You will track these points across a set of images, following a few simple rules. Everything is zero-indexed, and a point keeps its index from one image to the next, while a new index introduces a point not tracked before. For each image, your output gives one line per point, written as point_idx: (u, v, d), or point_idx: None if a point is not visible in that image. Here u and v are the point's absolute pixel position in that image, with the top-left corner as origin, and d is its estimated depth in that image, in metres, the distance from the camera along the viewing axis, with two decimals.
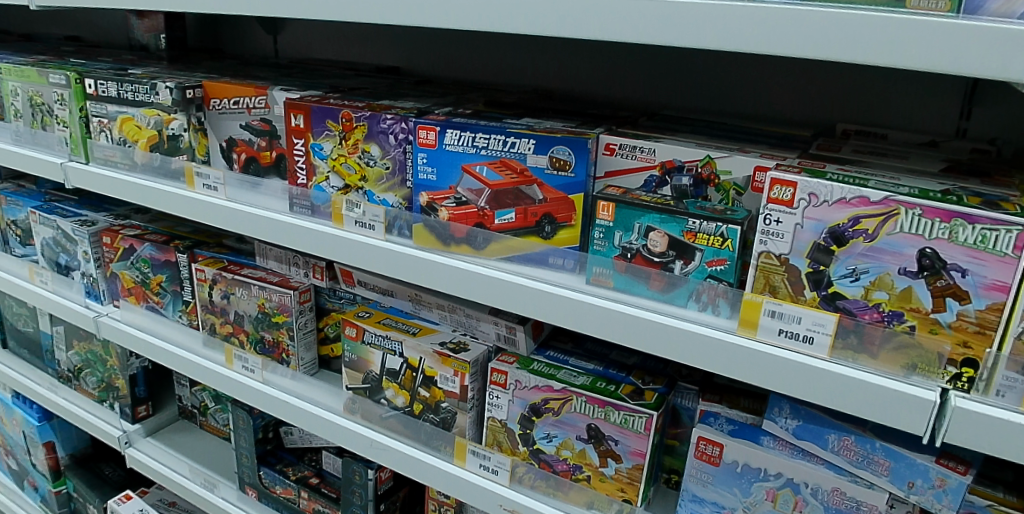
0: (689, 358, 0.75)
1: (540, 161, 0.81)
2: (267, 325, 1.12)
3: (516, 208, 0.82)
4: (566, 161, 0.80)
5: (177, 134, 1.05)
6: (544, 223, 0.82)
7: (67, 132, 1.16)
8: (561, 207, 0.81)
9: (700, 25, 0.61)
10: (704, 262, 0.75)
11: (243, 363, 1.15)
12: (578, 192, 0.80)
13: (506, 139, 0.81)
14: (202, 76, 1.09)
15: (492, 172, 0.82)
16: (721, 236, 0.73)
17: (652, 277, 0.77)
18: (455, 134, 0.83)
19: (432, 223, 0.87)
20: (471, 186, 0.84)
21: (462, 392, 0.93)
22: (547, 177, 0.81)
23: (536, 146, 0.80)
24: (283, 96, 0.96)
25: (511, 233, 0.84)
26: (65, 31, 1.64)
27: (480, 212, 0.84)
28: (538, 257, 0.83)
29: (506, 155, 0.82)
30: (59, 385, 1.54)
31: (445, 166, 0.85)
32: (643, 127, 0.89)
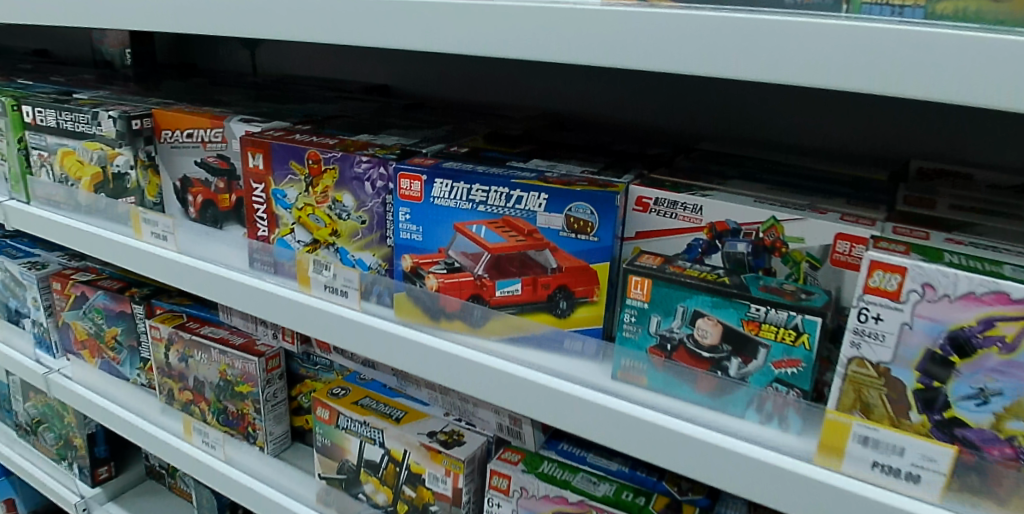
0: (741, 489, 0.56)
1: (553, 221, 0.64)
2: (230, 395, 0.94)
3: (523, 279, 0.65)
4: (588, 222, 0.62)
5: (122, 172, 0.89)
6: (558, 299, 0.65)
7: (5, 166, 1.00)
8: (580, 280, 0.64)
9: (763, 49, 0.44)
10: (770, 362, 0.57)
11: (203, 438, 0.98)
12: (602, 261, 0.63)
13: (511, 193, 0.64)
14: (155, 102, 0.93)
15: (492, 233, 0.65)
16: (794, 329, 0.56)
17: (699, 378, 0.59)
18: (445, 185, 0.66)
19: (418, 293, 0.70)
20: (466, 249, 0.67)
21: (454, 496, 0.75)
22: (562, 240, 0.64)
23: (550, 202, 0.63)
24: (242, 130, 0.80)
25: (516, 308, 0.67)
26: (31, 45, 1.49)
27: (478, 282, 0.67)
28: (551, 339, 0.66)
29: (510, 213, 0.65)
30: (17, 441, 1.37)
31: (434, 224, 0.68)
32: (681, 170, 0.71)
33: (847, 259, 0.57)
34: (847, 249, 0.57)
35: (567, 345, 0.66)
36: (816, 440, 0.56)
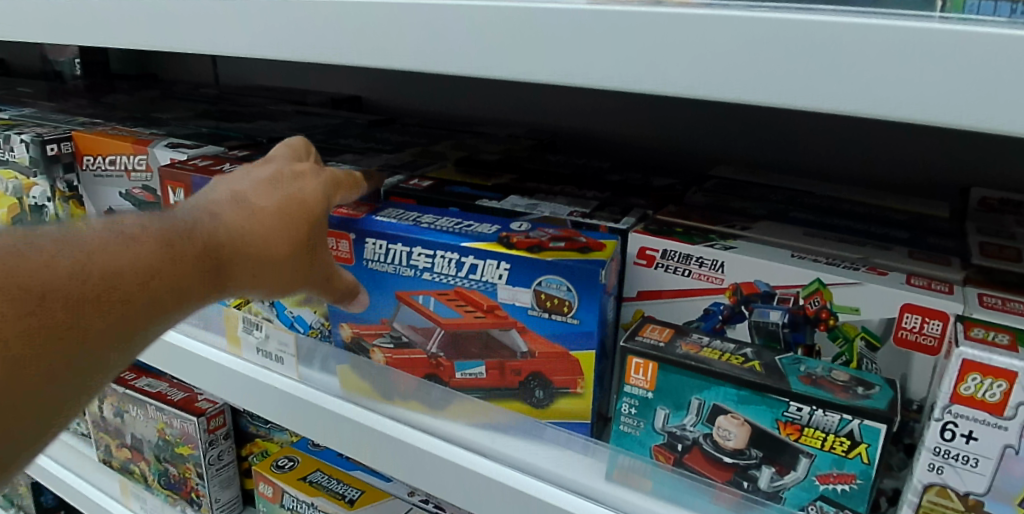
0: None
1: (519, 296, 0.50)
2: (170, 457, 0.80)
3: (488, 361, 0.52)
4: (565, 300, 0.48)
5: (40, 203, 0.76)
6: (533, 388, 0.51)
7: None
8: (560, 367, 0.50)
9: (803, 65, 0.30)
10: (814, 474, 0.43)
11: (142, 504, 0.83)
12: (585, 348, 0.49)
13: (462, 259, 0.51)
14: (80, 122, 0.80)
15: (444, 305, 0.52)
16: (849, 437, 0.41)
17: (720, 489, 0.45)
18: (379, 246, 0.53)
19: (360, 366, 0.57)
20: (414, 321, 0.54)
21: None
22: (532, 320, 0.50)
23: (512, 273, 0.49)
24: (168, 157, 0.68)
25: (480, 394, 0.53)
26: None
27: (432, 362, 0.54)
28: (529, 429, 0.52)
29: (464, 283, 0.51)
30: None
31: (371, 290, 0.55)
32: (696, 208, 0.57)
33: (918, 338, 0.43)
34: (916, 325, 0.43)
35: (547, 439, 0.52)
36: None
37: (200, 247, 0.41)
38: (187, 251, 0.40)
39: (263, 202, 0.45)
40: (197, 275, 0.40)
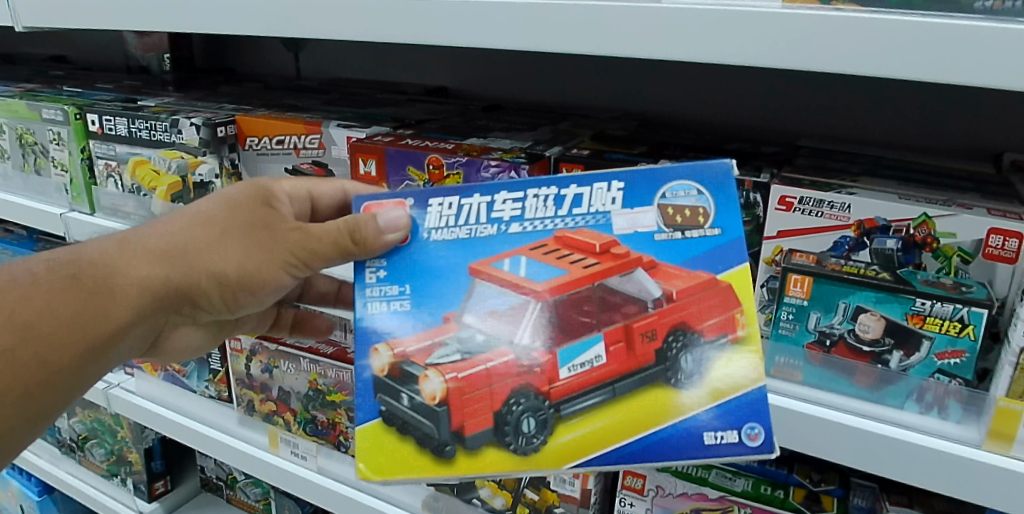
0: (902, 475, 0.58)
1: (641, 223, 0.54)
2: (320, 405, 0.90)
3: (607, 331, 0.53)
4: (701, 208, 0.53)
5: (205, 181, 0.85)
6: (678, 357, 0.52)
7: (66, 177, 0.95)
8: (709, 307, 0.52)
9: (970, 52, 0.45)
10: (933, 353, 0.59)
11: (291, 448, 0.93)
12: (731, 267, 0.53)
13: (561, 194, 0.55)
14: (233, 108, 0.90)
15: (539, 260, 0.54)
16: (959, 321, 0.57)
17: (859, 371, 0.61)
18: (442, 210, 0.56)
19: (410, 415, 0.54)
20: (494, 306, 0.54)
21: (584, 497, 0.75)
22: (660, 244, 0.53)
23: (627, 194, 0.54)
24: (344, 136, 0.78)
25: (589, 401, 0.52)
26: (54, 52, 1.51)
27: (524, 367, 0.54)
28: (680, 436, 0.51)
29: (563, 227, 0.55)
30: (60, 457, 1.26)
31: (437, 272, 0.55)
32: (806, 168, 0.72)
33: (1000, 253, 0.59)
34: (999, 243, 0.59)
35: (710, 442, 0.51)
36: (982, 428, 0.57)
37: (58, 272, 0.60)
38: (49, 270, 0.60)
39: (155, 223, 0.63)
40: (66, 278, 0.59)
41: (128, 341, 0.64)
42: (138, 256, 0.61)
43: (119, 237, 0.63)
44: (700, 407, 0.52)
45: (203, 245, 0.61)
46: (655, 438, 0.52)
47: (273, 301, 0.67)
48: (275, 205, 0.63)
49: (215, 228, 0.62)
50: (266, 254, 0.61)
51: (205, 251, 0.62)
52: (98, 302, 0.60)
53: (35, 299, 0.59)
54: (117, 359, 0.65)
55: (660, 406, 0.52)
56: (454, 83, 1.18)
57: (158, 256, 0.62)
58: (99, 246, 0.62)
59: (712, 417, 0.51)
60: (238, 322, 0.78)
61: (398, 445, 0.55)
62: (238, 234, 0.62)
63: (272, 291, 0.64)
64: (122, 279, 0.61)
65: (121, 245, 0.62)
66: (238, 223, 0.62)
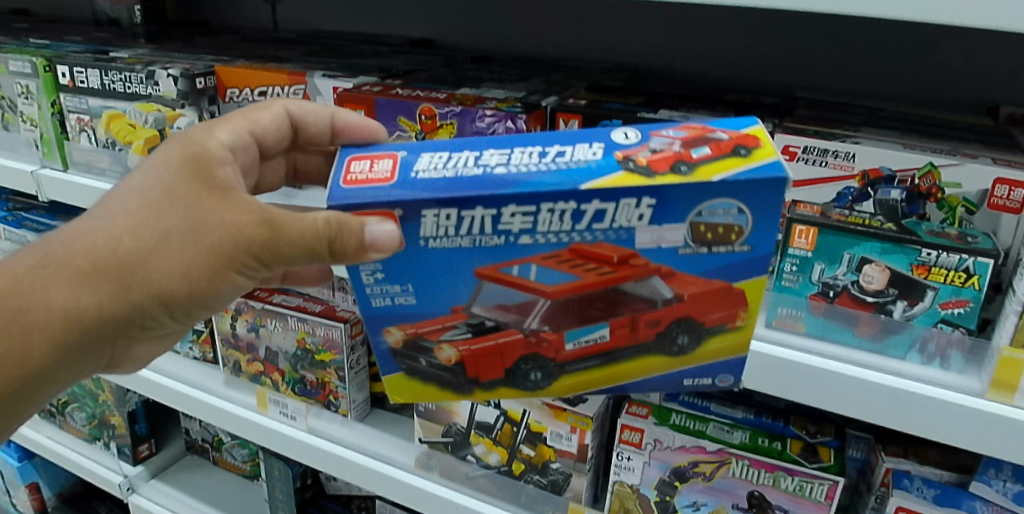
0: (901, 424, 0.59)
1: (666, 239, 0.47)
2: (309, 364, 0.88)
3: (612, 320, 0.51)
4: (737, 226, 0.46)
5: None
6: (675, 335, 0.51)
7: (35, 132, 0.91)
8: (713, 304, 0.49)
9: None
10: (936, 304, 0.59)
11: (280, 409, 0.91)
12: (749, 277, 0.48)
13: (581, 209, 0.46)
14: (211, 59, 0.86)
15: (549, 268, 0.48)
16: (965, 271, 0.57)
17: (862, 322, 0.60)
18: (437, 219, 0.47)
19: (431, 371, 0.55)
20: (503, 302, 0.51)
21: (581, 453, 0.75)
22: (682, 260, 0.47)
23: (657, 211, 0.45)
24: (331, 86, 0.75)
25: (593, 359, 0.54)
26: (14, 4, 1.44)
27: (533, 339, 0.53)
28: (666, 383, 0.54)
29: (580, 240, 0.47)
30: (40, 422, 1.23)
31: (437, 275, 0.50)
32: (808, 118, 0.71)
33: (1005, 203, 0.59)
34: (1005, 193, 0.59)
35: (687, 383, 0.54)
36: (982, 378, 0.58)
37: None
38: None
39: (78, 226, 0.52)
40: None
41: (63, 369, 0.57)
42: (60, 278, 0.52)
43: (36, 256, 0.53)
44: (687, 366, 0.53)
45: (141, 258, 0.51)
46: (643, 384, 0.55)
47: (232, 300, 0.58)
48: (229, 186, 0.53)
49: (154, 232, 0.51)
50: (217, 261, 0.52)
51: (149, 260, 0.52)
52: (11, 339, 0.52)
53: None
54: (53, 387, 0.58)
55: (652, 367, 0.53)
56: (440, 35, 1.14)
57: (85, 276, 0.52)
58: (14, 270, 0.53)
59: (696, 371, 0.53)
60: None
61: (421, 388, 0.57)
62: (184, 236, 0.52)
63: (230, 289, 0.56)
64: (43, 310, 0.52)
65: (39, 266, 0.52)
66: (181, 225, 0.51)
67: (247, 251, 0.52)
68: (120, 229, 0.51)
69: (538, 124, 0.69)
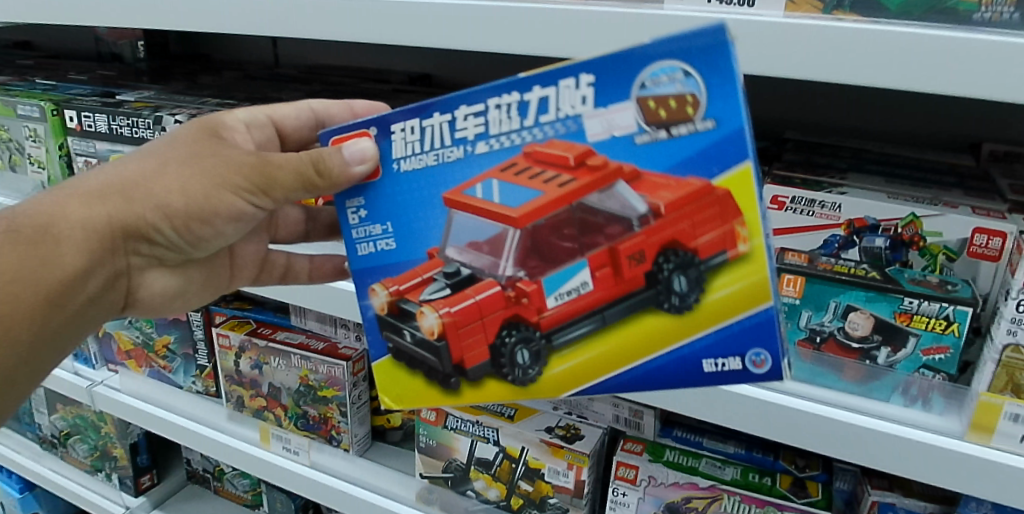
0: (884, 464, 0.61)
1: (617, 125, 0.43)
2: (312, 400, 0.90)
3: (591, 256, 0.48)
4: (689, 94, 0.41)
5: None
6: (669, 279, 0.46)
7: (43, 174, 0.93)
8: (704, 219, 0.43)
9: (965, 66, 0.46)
10: (918, 350, 0.62)
11: (283, 444, 0.93)
12: (729, 167, 0.42)
13: (525, 100, 0.44)
14: (217, 103, 0.88)
15: (509, 183, 0.47)
16: (946, 319, 0.59)
17: (848, 366, 0.63)
18: (405, 136, 0.50)
19: (414, 350, 0.55)
20: (474, 238, 0.50)
21: (577, 489, 0.76)
22: (644, 150, 0.43)
23: (598, 90, 0.43)
24: None
25: (579, 324, 0.50)
26: (16, 39, 1.46)
27: (512, 295, 0.52)
28: (674, 361, 0.48)
29: (532, 140, 0.45)
30: (42, 453, 1.25)
31: (411, 208, 0.52)
32: (796, 165, 0.74)
33: (983, 251, 0.61)
34: (983, 242, 0.61)
35: (710, 370, 0.47)
36: (963, 420, 0.60)
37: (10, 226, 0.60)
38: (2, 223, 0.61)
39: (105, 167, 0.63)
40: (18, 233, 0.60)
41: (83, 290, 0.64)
42: (86, 203, 0.61)
43: (68, 188, 0.63)
44: (700, 331, 0.46)
45: (151, 180, 0.61)
46: (653, 366, 0.48)
47: (236, 233, 0.65)
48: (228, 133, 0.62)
49: (162, 161, 0.61)
50: (213, 183, 0.60)
51: (156, 183, 0.61)
52: (43, 253, 0.61)
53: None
54: (82, 313, 0.65)
55: (654, 332, 0.48)
56: (440, 70, 1.17)
57: (104, 195, 0.61)
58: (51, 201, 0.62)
59: (709, 345, 0.46)
60: (235, 273, 0.75)
61: (410, 379, 0.57)
62: (186, 161, 0.60)
63: (229, 222, 0.63)
64: (70, 229, 0.61)
65: (71, 197, 0.62)
66: (186, 153, 0.61)
67: (241, 173, 0.59)
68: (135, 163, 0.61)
69: None
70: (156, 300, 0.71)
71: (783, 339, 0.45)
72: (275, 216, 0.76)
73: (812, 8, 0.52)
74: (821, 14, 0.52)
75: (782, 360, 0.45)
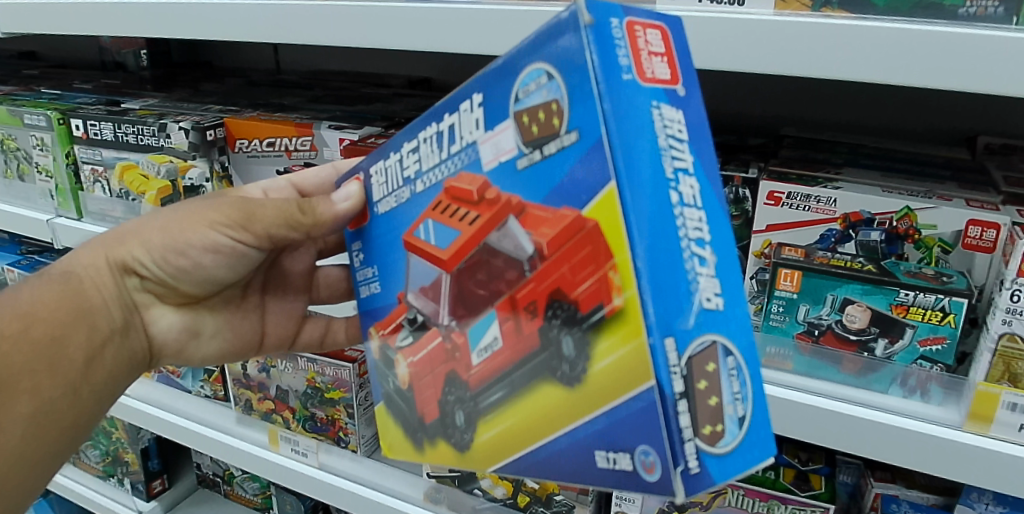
0: (885, 456, 0.61)
1: (502, 149, 0.39)
2: (319, 402, 0.91)
3: (497, 307, 0.41)
4: (554, 102, 0.36)
5: (196, 185, 0.85)
6: (558, 339, 0.38)
7: (50, 182, 0.95)
8: (580, 265, 0.36)
9: (955, 57, 0.47)
10: (916, 341, 0.62)
11: (292, 446, 0.94)
12: (597, 194, 0.35)
13: (441, 130, 0.43)
14: (220, 110, 0.89)
15: (437, 224, 0.44)
16: (941, 310, 0.60)
17: (845, 359, 0.65)
18: (377, 178, 0.51)
19: (395, 396, 0.53)
20: (423, 282, 0.47)
21: (582, 485, 0.77)
22: (527, 175, 0.38)
23: (488, 109, 0.40)
24: (336, 136, 0.78)
25: (495, 388, 0.42)
26: (21, 50, 1.49)
27: (450, 347, 0.45)
28: (577, 447, 0.39)
29: (448, 174, 0.43)
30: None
31: (386, 252, 0.51)
32: (791, 161, 0.75)
33: (978, 242, 0.62)
34: (977, 233, 0.62)
35: (603, 465, 0.39)
36: (962, 410, 0.61)
37: (31, 278, 0.63)
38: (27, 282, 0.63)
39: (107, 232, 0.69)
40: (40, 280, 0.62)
41: (116, 326, 0.65)
42: (94, 248, 0.66)
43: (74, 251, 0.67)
44: (590, 415, 0.38)
45: (143, 223, 0.66)
46: (555, 451, 0.41)
47: (217, 265, 0.66)
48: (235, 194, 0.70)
49: (156, 212, 0.67)
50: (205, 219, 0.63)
51: (150, 225, 0.66)
52: (68, 292, 0.63)
53: (23, 296, 0.60)
54: (115, 351, 0.65)
55: (558, 406, 0.40)
56: (439, 74, 1.19)
57: (102, 244, 0.66)
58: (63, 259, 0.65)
59: (602, 431, 0.38)
60: (266, 337, 0.78)
61: (394, 429, 0.54)
62: (177, 207, 0.66)
63: (207, 252, 0.64)
64: (83, 268, 0.64)
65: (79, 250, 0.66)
66: (178, 204, 0.67)
67: (218, 212, 0.62)
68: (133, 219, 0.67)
69: None
70: (173, 346, 0.71)
71: (666, 435, 0.35)
72: (313, 286, 0.80)
73: (802, 5, 0.53)
74: (810, 11, 0.53)
75: (671, 469, 0.35)
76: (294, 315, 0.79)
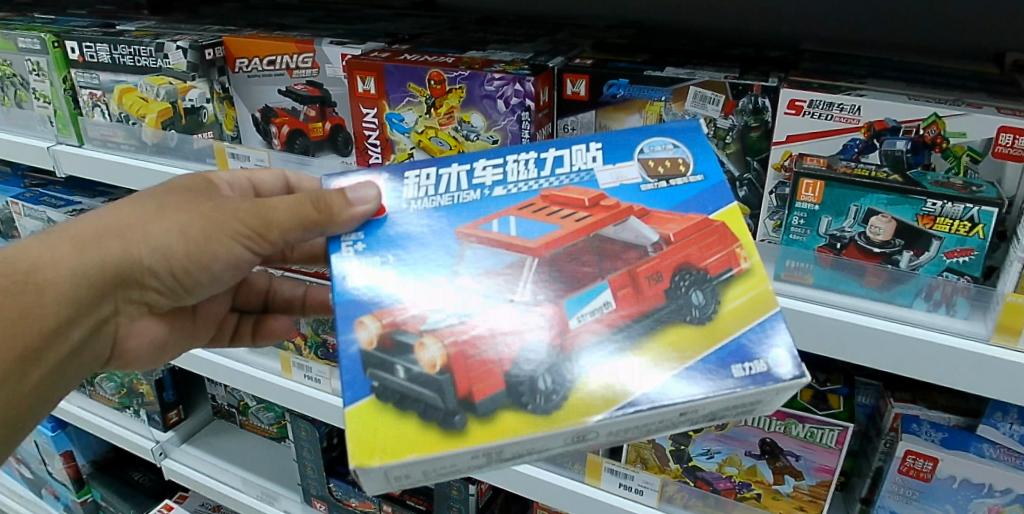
0: (903, 369, 0.61)
1: (625, 177, 0.53)
2: (330, 328, 0.91)
3: (611, 279, 0.47)
4: (680, 159, 0.53)
5: (197, 106, 0.83)
6: (689, 293, 0.46)
7: (48, 108, 0.92)
8: (708, 247, 0.48)
9: None
10: (942, 252, 0.60)
11: (305, 372, 0.94)
12: (721, 208, 0.51)
13: (541, 157, 0.55)
14: (218, 29, 0.86)
15: (524, 220, 0.51)
16: (970, 221, 0.58)
17: (868, 272, 0.62)
18: (416, 178, 0.55)
19: (408, 387, 0.44)
20: (489, 265, 0.48)
21: None
22: (648, 195, 0.52)
23: (605, 152, 0.55)
24: (338, 53, 0.75)
25: (593, 348, 0.45)
26: None
27: (529, 322, 0.46)
28: (707, 370, 0.43)
29: (550, 187, 0.53)
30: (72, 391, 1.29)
31: (410, 242, 0.51)
32: (813, 72, 0.71)
33: (1010, 151, 0.59)
34: (1009, 141, 0.59)
35: (740, 375, 0.43)
36: (989, 324, 0.59)
37: None
38: None
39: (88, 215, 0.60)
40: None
41: (72, 341, 0.62)
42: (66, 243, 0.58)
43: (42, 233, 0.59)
44: (723, 340, 0.45)
45: (137, 222, 0.59)
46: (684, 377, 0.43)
47: (233, 278, 0.63)
48: (219, 189, 0.62)
49: (156, 204, 0.59)
50: (214, 229, 0.58)
51: (145, 225, 0.59)
52: (24, 303, 0.57)
53: None
54: (65, 364, 0.63)
55: (683, 344, 0.45)
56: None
57: (77, 239, 0.59)
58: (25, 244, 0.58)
59: (734, 351, 0.44)
60: (194, 335, 0.78)
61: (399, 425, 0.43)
62: (180, 207, 0.59)
63: (228, 268, 0.61)
64: (49, 272, 0.57)
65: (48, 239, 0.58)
66: (178, 197, 0.60)
67: (236, 219, 0.58)
68: (125, 209, 0.59)
69: (546, 86, 0.71)
70: (139, 350, 0.72)
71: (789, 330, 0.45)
72: (241, 289, 0.83)
73: None
74: None
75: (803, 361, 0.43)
76: (224, 314, 0.81)
